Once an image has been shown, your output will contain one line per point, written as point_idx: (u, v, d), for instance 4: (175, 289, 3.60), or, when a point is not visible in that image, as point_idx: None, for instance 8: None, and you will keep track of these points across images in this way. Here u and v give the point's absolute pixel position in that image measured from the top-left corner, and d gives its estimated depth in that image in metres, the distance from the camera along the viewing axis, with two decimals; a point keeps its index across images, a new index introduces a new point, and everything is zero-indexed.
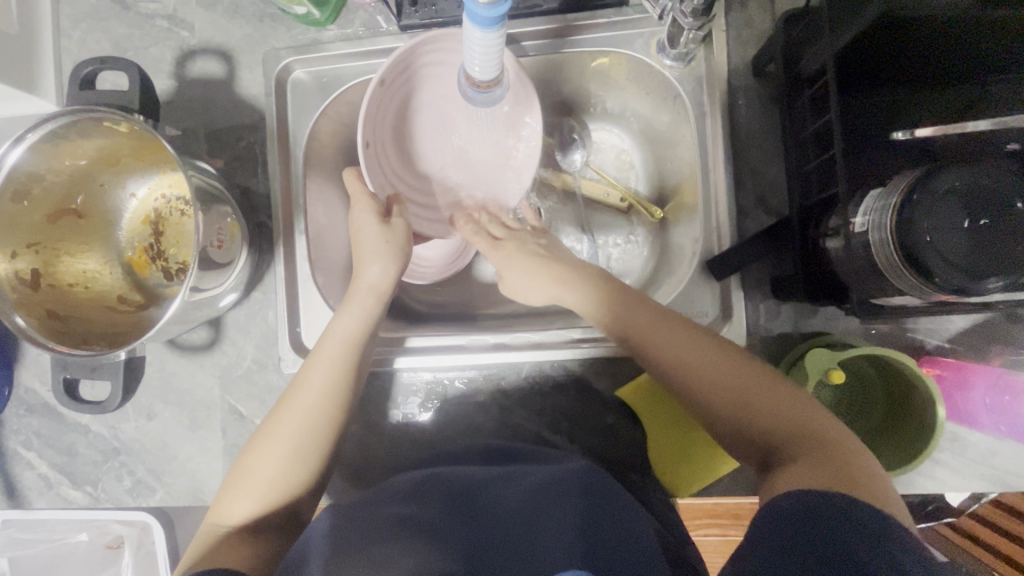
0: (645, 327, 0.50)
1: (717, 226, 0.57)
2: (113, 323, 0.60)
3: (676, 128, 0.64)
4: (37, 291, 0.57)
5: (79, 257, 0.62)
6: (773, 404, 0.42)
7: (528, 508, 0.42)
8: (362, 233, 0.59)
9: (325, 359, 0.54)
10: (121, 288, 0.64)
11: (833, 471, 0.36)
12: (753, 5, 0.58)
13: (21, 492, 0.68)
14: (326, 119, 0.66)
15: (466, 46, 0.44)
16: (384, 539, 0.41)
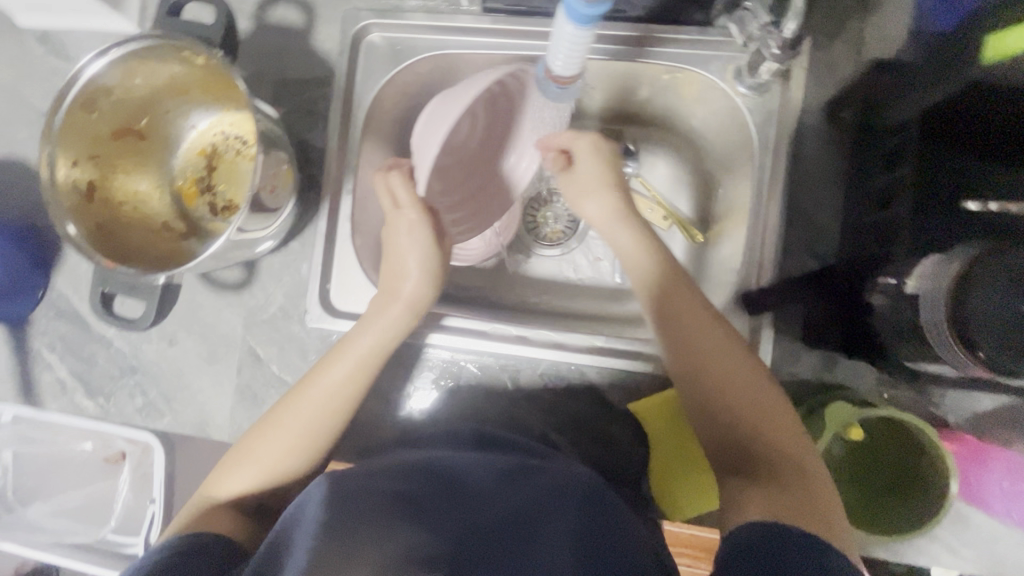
0: (674, 303, 0.50)
1: (760, 261, 0.57)
2: (155, 246, 0.62)
3: (736, 157, 0.64)
4: (91, 203, 0.58)
5: (134, 177, 0.63)
6: (769, 427, 0.44)
7: (530, 507, 0.41)
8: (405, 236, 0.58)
9: (349, 361, 0.55)
10: (168, 214, 0.65)
11: (799, 498, 0.40)
12: (839, 48, 0.57)
13: (39, 390, 0.70)
14: (392, 86, 0.66)
15: (554, 39, 0.44)
16: (385, 513, 0.40)
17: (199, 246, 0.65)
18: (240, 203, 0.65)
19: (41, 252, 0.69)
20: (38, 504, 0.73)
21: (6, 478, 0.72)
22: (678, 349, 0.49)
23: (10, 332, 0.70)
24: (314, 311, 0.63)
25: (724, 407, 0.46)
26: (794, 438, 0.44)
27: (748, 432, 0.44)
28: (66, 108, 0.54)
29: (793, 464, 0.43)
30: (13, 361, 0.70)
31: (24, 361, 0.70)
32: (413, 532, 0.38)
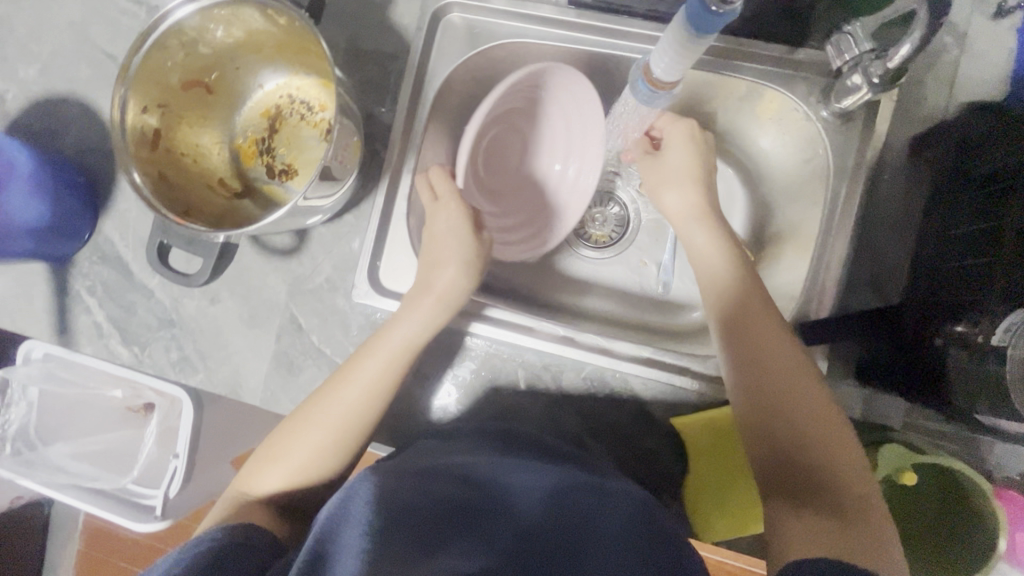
0: (747, 319, 0.50)
1: (823, 292, 0.56)
2: (211, 202, 0.61)
3: (806, 182, 0.63)
4: (154, 152, 0.58)
5: (197, 130, 0.63)
6: (834, 464, 0.43)
7: (574, 529, 0.41)
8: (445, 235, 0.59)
9: (377, 359, 0.54)
10: (226, 171, 0.64)
11: (858, 538, 0.39)
12: (931, 84, 0.56)
13: (73, 333, 0.69)
14: (465, 69, 0.65)
15: (660, 42, 0.43)
16: (431, 523, 0.39)
17: (253, 207, 0.64)
18: (299, 169, 0.64)
19: (90, 194, 0.69)
20: (59, 446, 0.72)
21: (30, 416, 0.71)
22: (746, 371, 0.48)
23: (50, 271, 0.70)
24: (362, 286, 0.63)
25: (790, 437, 0.45)
26: (857, 474, 0.43)
27: (811, 463, 0.43)
28: (144, 52, 0.53)
29: (856, 502, 0.41)
30: (50, 300, 0.70)
31: (60, 302, 0.70)
32: (459, 548, 0.37)
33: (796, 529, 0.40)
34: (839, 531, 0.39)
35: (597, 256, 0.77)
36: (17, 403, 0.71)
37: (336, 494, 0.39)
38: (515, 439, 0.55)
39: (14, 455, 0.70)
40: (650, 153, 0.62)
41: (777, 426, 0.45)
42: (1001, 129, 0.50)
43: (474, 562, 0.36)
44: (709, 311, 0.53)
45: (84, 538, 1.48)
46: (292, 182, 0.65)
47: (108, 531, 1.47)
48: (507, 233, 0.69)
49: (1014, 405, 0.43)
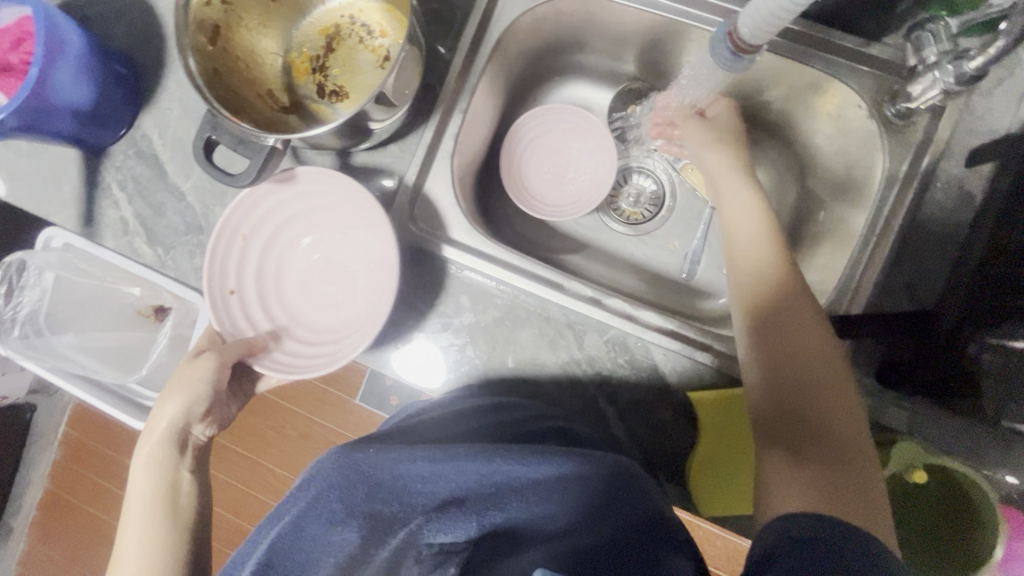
0: (772, 286, 0.51)
1: (858, 290, 0.55)
2: (258, 110, 0.61)
3: (848, 180, 0.63)
4: (211, 46, 0.57)
5: (254, 35, 0.62)
6: (829, 437, 0.44)
7: (544, 500, 0.43)
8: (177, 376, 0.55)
9: (139, 467, 0.52)
10: (276, 82, 0.63)
11: (845, 493, 0.41)
12: (999, 97, 0.56)
13: (98, 225, 0.69)
14: (531, 16, 0.65)
15: (749, 5, 0.42)
16: (398, 503, 0.41)
17: (299, 123, 0.63)
18: (350, 92, 0.63)
19: (134, 87, 0.68)
20: (68, 336, 0.71)
21: (41, 303, 0.70)
22: (760, 346, 0.50)
23: (83, 159, 0.69)
24: (398, 217, 0.63)
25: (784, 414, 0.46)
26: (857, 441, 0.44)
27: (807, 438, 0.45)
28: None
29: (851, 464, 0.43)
30: (78, 188, 0.69)
31: (89, 191, 0.69)
32: (427, 516, 0.41)
33: (785, 488, 0.42)
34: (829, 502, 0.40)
35: (626, 231, 0.78)
36: (31, 287, 0.69)
37: (305, 474, 0.43)
38: (513, 432, 0.55)
39: (22, 338, 0.69)
40: (695, 118, 0.64)
41: (780, 387, 0.47)
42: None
43: (442, 538, 0.40)
44: (737, 290, 0.53)
45: (63, 448, 1.48)
46: (341, 105, 0.64)
47: (89, 445, 1.48)
48: (360, 324, 0.59)
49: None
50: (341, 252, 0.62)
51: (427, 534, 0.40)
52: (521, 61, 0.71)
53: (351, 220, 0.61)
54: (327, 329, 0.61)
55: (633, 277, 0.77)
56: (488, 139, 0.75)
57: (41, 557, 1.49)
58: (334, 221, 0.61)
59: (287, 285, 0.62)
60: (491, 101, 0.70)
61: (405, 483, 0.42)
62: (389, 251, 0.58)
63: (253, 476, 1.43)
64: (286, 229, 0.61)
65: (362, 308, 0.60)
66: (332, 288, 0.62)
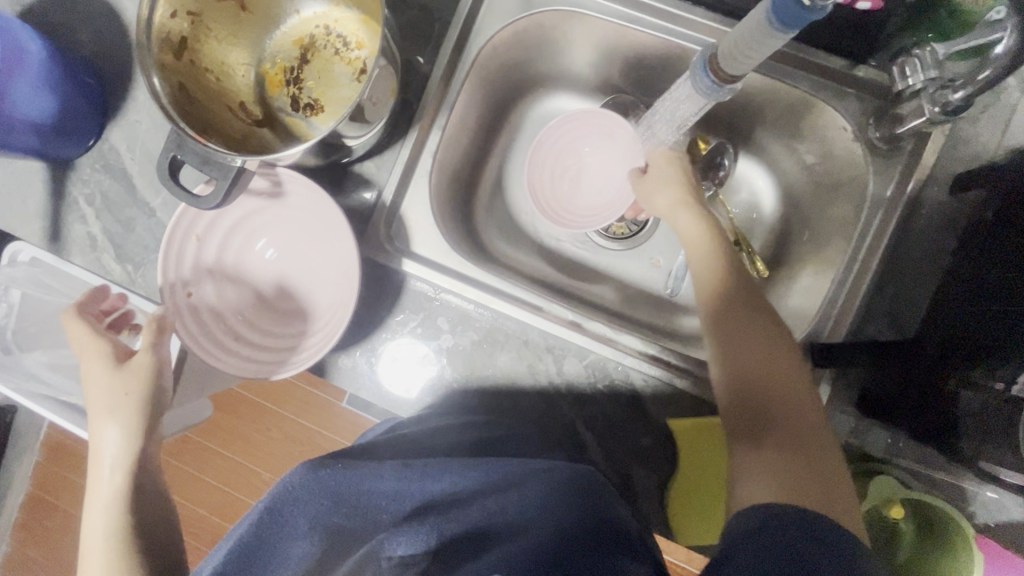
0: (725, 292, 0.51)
1: (838, 316, 0.55)
2: (229, 124, 0.59)
3: (832, 202, 0.62)
4: (177, 60, 0.55)
5: (224, 47, 0.60)
6: (795, 420, 0.45)
7: (503, 506, 0.44)
8: (88, 384, 0.52)
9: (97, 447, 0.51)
10: (249, 95, 0.61)
11: (824, 495, 0.40)
12: (984, 123, 0.55)
13: (65, 241, 0.67)
14: (513, 30, 0.63)
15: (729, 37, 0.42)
16: (363, 516, 0.40)
17: (273, 138, 0.61)
18: (326, 106, 0.61)
19: (102, 98, 0.65)
20: (36, 354, 0.69)
21: (7, 319, 0.68)
22: (731, 354, 0.48)
23: (49, 171, 0.66)
24: (374, 237, 0.61)
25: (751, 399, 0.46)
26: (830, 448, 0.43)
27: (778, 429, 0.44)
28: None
29: (822, 466, 0.42)
30: (45, 201, 0.67)
31: (55, 205, 0.67)
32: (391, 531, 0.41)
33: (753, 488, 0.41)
34: (792, 476, 0.41)
35: (611, 248, 0.77)
36: None
37: (271, 489, 0.41)
38: (494, 450, 0.53)
39: None
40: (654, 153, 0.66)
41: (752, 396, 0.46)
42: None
43: (400, 549, 0.40)
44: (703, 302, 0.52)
45: (44, 451, 1.46)
46: (316, 119, 0.62)
47: (70, 449, 1.46)
48: (326, 314, 0.58)
49: None
50: (299, 245, 0.60)
51: (388, 547, 0.40)
52: (502, 74, 0.69)
53: (305, 211, 0.59)
54: (291, 321, 0.59)
55: (616, 293, 0.76)
56: (470, 153, 0.73)
57: (23, 560, 1.48)
58: (290, 215, 0.59)
59: (248, 291, 0.60)
60: (472, 115, 0.68)
61: (370, 496, 0.41)
62: (346, 244, 0.57)
63: (238, 480, 1.42)
64: (241, 225, 0.60)
65: (326, 305, 0.58)
66: (293, 280, 0.60)
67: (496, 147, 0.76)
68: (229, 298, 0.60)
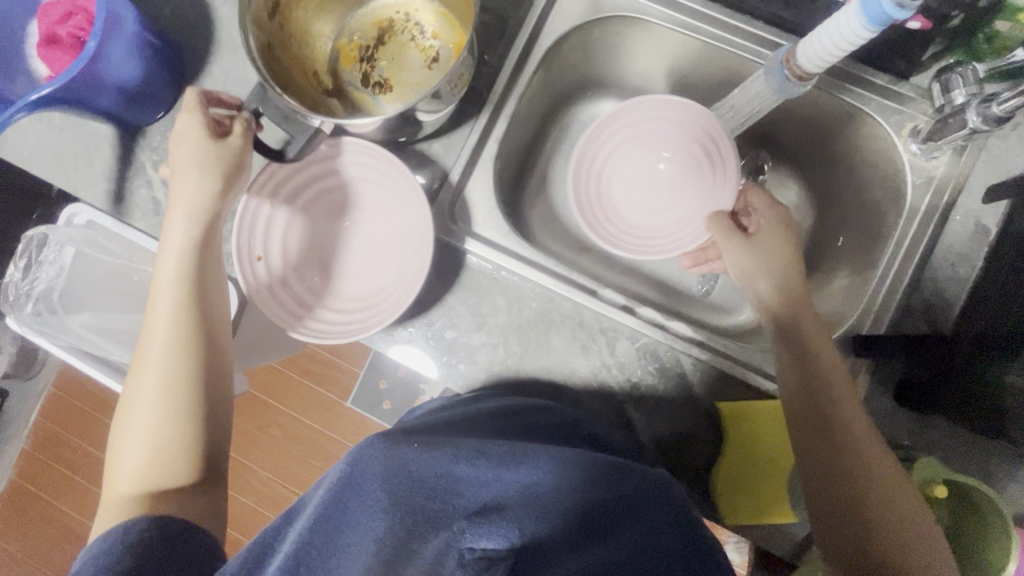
0: (819, 382, 0.54)
1: (878, 311, 0.59)
2: (301, 89, 0.62)
3: (867, 208, 0.66)
4: (270, 22, 0.58)
5: (312, 18, 0.63)
6: (885, 517, 0.48)
7: (564, 515, 0.38)
8: (177, 189, 0.55)
9: (174, 269, 0.54)
10: (322, 66, 0.65)
11: None
12: (1015, 140, 0.59)
13: (128, 204, 0.68)
14: (580, 31, 0.67)
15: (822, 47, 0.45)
16: (442, 498, 0.34)
17: (338, 109, 0.65)
18: (395, 87, 0.65)
19: (179, 70, 0.68)
20: (83, 315, 0.69)
21: (57, 279, 0.68)
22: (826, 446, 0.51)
23: (118, 136, 0.68)
24: (439, 214, 0.64)
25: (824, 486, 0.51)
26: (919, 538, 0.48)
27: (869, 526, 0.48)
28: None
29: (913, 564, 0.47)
30: (111, 164, 0.68)
31: (122, 169, 0.68)
32: (470, 522, 0.33)
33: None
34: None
35: None
36: (49, 264, 0.68)
37: (346, 457, 0.35)
38: (569, 436, 0.54)
39: (34, 315, 0.67)
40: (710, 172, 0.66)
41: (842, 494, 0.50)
42: None
43: (486, 544, 0.32)
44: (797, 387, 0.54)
45: (32, 438, 1.42)
46: (382, 97, 0.65)
47: (63, 437, 1.41)
48: (390, 285, 0.60)
49: None
50: (368, 216, 0.63)
51: (469, 538, 0.32)
52: (559, 75, 0.73)
53: (377, 184, 0.62)
54: (355, 292, 0.61)
55: (655, 290, 0.79)
56: (521, 148, 0.77)
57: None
58: (361, 186, 0.63)
59: (312, 250, 0.63)
60: (531, 109, 0.72)
61: (451, 481, 0.35)
62: (415, 217, 0.60)
63: (235, 476, 1.38)
64: (311, 195, 0.63)
65: (387, 278, 0.61)
66: (360, 251, 0.63)
67: (545, 145, 0.80)
68: (295, 266, 0.62)
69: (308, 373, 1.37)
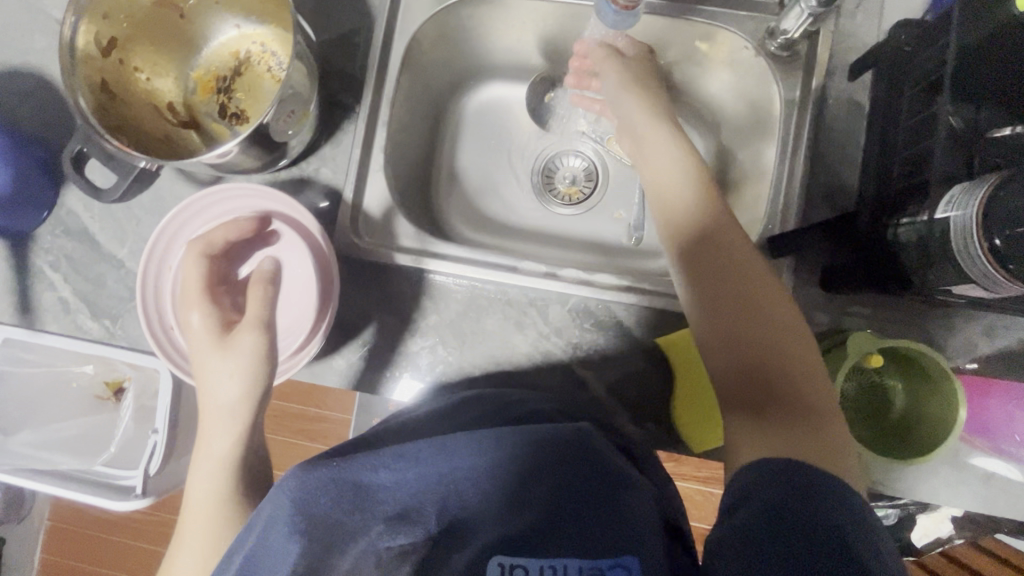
0: (718, 244, 0.53)
1: (785, 210, 0.60)
2: (151, 123, 0.62)
3: (753, 119, 0.68)
4: (104, 58, 0.57)
5: (159, 53, 0.63)
6: (788, 368, 0.47)
7: (490, 488, 0.43)
8: (213, 374, 0.50)
9: (222, 427, 0.51)
10: (177, 97, 0.64)
11: (812, 441, 0.43)
12: (862, 14, 0.61)
13: (36, 311, 0.66)
14: (432, 24, 0.68)
15: None
16: (360, 509, 0.38)
17: (195, 139, 0.64)
18: (250, 116, 0.65)
19: (54, 168, 0.67)
20: (25, 434, 0.68)
21: None
22: (707, 306, 0.52)
23: (9, 248, 0.67)
24: (342, 235, 0.63)
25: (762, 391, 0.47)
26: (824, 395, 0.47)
27: (778, 388, 0.47)
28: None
29: (814, 422, 0.45)
30: (10, 278, 0.67)
31: (21, 280, 0.67)
32: (385, 528, 0.39)
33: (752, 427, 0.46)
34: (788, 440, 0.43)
35: (572, 213, 0.80)
36: None
37: (268, 492, 0.38)
38: (506, 412, 0.53)
39: None
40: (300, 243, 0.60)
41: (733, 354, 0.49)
42: (921, 36, 0.53)
43: (399, 541, 0.39)
44: (682, 204, 0.57)
45: None
46: (240, 127, 0.65)
47: (72, 567, 1.37)
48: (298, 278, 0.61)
49: (965, 268, 0.44)
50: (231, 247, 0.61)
51: (385, 540, 0.39)
52: (431, 72, 0.74)
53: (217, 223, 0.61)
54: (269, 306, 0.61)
55: (588, 254, 0.79)
56: (418, 153, 0.77)
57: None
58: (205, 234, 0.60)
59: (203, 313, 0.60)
60: (411, 112, 0.72)
61: (372, 490, 0.39)
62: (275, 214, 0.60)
63: None
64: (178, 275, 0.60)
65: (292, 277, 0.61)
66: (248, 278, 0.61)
67: (443, 143, 0.81)
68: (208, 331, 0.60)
69: (301, 432, 1.34)
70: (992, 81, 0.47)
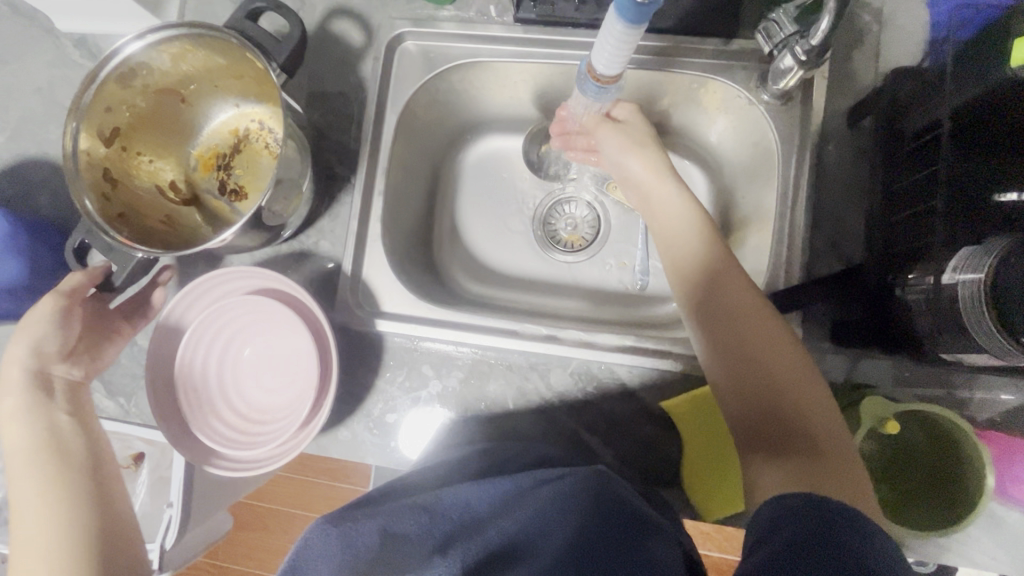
0: (715, 286, 0.54)
1: (789, 264, 0.57)
2: (153, 205, 0.64)
3: (751, 166, 0.66)
4: (106, 148, 0.60)
5: (161, 136, 0.66)
6: (796, 408, 0.47)
7: (523, 520, 0.40)
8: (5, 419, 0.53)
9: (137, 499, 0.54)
10: (179, 176, 0.67)
11: (828, 480, 0.43)
12: (856, 58, 0.60)
13: None
14: (423, 90, 0.70)
15: (598, 43, 0.49)
16: (386, 550, 0.37)
17: (196, 217, 0.66)
18: (248, 192, 0.66)
19: None
20: None
21: None
22: (717, 351, 0.52)
23: None
24: (342, 306, 0.64)
25: (768, 433, 0.47)
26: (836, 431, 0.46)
27: (789, 428, 0.47)
28: (101, 78, 0.56)
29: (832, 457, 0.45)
30: None
31: None
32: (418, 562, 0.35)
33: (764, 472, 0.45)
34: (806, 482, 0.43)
35: (573, 261, 0.79)
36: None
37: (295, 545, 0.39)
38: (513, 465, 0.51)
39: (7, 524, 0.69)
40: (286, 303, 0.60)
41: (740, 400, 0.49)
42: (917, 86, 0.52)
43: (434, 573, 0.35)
44: (678, 251, 0.58)
45: None
46: (238, 203, 0.67)
47: None
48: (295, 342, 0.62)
49: (975, 339, 0.43)
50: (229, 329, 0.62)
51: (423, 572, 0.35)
52: (426, 134, 0.75)
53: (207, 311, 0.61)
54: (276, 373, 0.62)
55: (593, 302, 0.78)
56: (417, 212, 0.78)
57: None
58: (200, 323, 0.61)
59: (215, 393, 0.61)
60: (406, 175, 0.73)
61: (396, 536, 0.38)
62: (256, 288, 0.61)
63: None
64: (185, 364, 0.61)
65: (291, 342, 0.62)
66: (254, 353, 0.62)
67: (442, 198, 0.81)
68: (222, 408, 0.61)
69: None
70: (990, 139, 0.47)
